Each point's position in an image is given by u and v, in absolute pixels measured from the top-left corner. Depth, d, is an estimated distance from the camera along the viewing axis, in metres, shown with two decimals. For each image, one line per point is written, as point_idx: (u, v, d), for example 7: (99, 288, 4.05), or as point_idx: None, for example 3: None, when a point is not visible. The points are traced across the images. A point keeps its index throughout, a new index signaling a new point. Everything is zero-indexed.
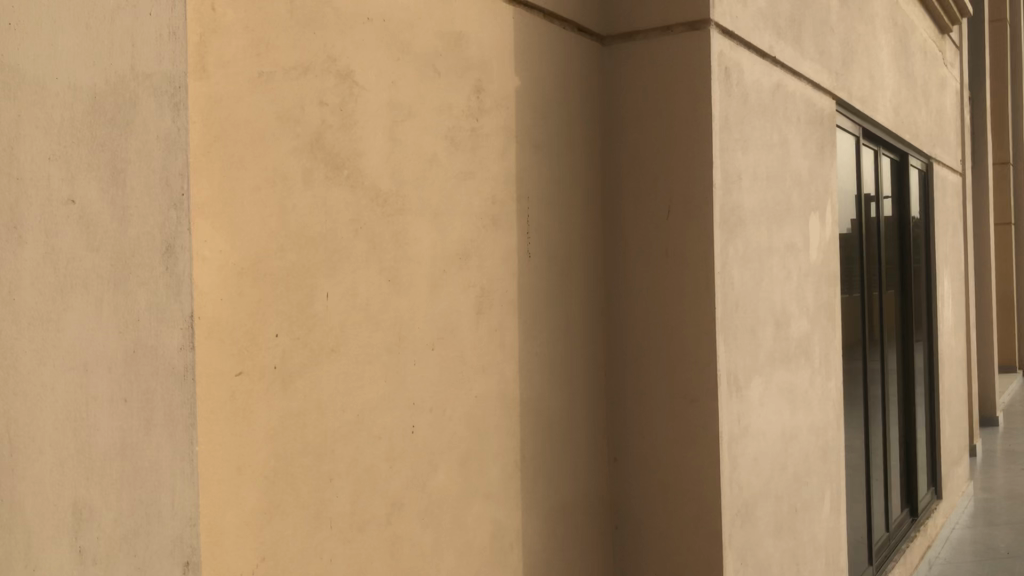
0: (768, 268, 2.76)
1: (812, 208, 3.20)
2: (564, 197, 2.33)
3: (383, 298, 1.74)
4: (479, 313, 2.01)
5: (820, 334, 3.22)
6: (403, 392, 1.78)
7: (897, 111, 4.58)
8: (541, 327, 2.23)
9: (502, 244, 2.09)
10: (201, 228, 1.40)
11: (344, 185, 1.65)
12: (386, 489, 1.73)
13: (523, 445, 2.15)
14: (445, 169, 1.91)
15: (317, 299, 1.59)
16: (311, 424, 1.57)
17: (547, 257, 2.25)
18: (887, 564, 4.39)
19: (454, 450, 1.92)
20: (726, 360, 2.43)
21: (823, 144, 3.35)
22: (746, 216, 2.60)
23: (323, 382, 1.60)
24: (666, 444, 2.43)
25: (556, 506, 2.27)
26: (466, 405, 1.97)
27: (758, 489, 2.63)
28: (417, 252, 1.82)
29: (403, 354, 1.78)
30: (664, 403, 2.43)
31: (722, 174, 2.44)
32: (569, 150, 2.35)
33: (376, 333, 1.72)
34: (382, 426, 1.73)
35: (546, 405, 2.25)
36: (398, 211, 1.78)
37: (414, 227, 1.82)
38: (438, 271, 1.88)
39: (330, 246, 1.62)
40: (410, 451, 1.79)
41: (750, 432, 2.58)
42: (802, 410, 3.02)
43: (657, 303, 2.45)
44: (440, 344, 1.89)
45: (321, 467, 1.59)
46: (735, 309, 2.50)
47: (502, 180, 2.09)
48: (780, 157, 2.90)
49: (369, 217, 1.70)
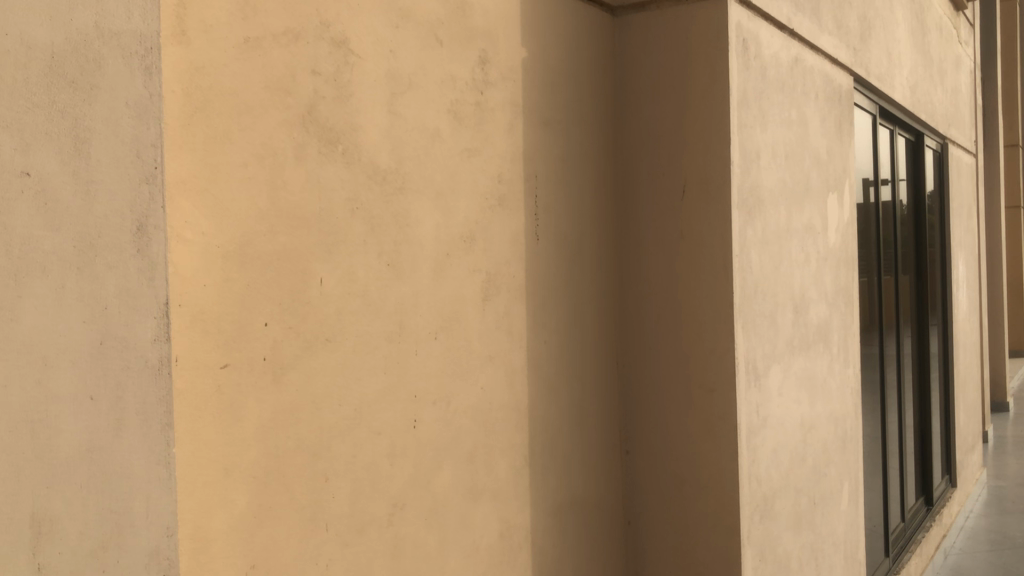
0: (787, 251, 2.64)
1: (831, 189, 3.07)
2: (574, 177, 2.20)
3: (383, 284, 1.61)
4: (485, 300, 1.89)
5: (839, 319, 3.10)
6: (405, 385, 1.66)
7: (914, 89, 4.44)
8: (551, 315, 2.11)
9: (509, 226, 1.96)
10: (182, 207, 1.28)
11: (340, 162, 1.53)
12: (387, 488, 1.62)
13: (532, 438, 2.04)
14: (449, 146, 1.79)
15: (312, 285, 1.47)
16: (306, 421, 1.46)
17: (556, 241, 2.13)
18: (904, 555, 4.28)
19: (460, 445, 1.81)
20: (744, 347, 2.31)
21: (841, 123, 3.21)
22: (765, 197, 2.48)
23: (318, 375, 1.48)
24: (682, 436, 2.32)
25: (567, 503, 2.16)
26: (473, 397, 1.85)
27: (777, 482, 2.52)
28: (420, 235, 1.70)
29: (405, 343, 1.66)
30: (680, 394, 2.32)
31: (741, 151, 2.32)
32: (579, 126, 2.22)
33: (376, 321, 1.60)
34: (383, 421, 1.61)
35: (557, 397, 2.13)
36: (399, 190, 1.66)
37: (416, 208, 1.70)
38: (442, 254, 1.76)
39: (325, 228, 1.50)
40: (413, 448, 1.68)
41: (769, 422, 2.46)
42: (822, 398, 2.90)
43: (672, 288, 2.32)
44: (445, 332, 1.77)
45: (317, 466, 1.48)
46: (754, 294, 2.38)
47: (509, 158, 1.97)
48: (798, 136, 2.77)
49: (367, 196, 1.58)
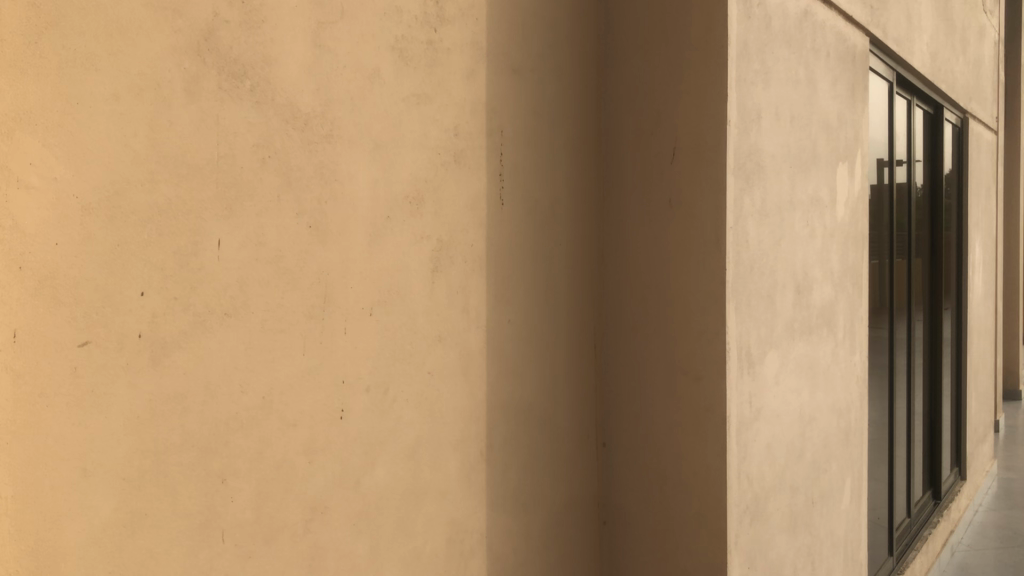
0: (788, 225, 2.37)
1: (841, 158, 2.80)
2: (548, 135, 1.94)
3: (303, 250, 1.37)
4: (436, 271, 1.63)
5: (845, 302, 2.84)
6: (331, 369, 1.42)
7: (935, 57, 4.14)
8: (517, 291, 1.86)
9: (466, 186, 1.71)
10: (27, 146, 1.03)
11: (245, 101, 1.28)
12: (303, 490, 1.38)
13: (491, 428, 1.79)
14: (392, 90, 1.53)
15: (207, 248, 1.23)
16: (196, 411, 1.22)
17: (525, 207, 1.88)
18: (909, 552, 4.02)
19: (401, 438, 1.56)
20: (737, 332, 2.05)
21: (854, 86, 2.93)
22: (765, 163, 2.21)
23: (214, 356, 1.24)
24: (664, 429, 2.07)
25: (532, 500, 1.91)
26: (420, 383, 1.60)
27: (771, 480, 2.27)
28: (353, 193, 1.45)
29: (331, 320, 1.41)
30: (663, 381, 2.07)
31: (739, 109, 2.05)
32: (555, 80, 1.97)
33: (292, 293, 1.35)
34: (300, 411, 1.37)
35: (522, 383, 1.88)
36: (325, 138, 1.40)
37: (348, 161, 1.44)
38: (380, 217, 1.51)
39: (228, 181, 1.25)
40: (338, 442, 1.44)
41: (763, 415, 2.21)
42: (823, 388, 2.65)
43: (658, 263, 2.06)
44: (383, 308, 1.52)
45: (210, 464, 1.24)
46: (750, 271, 2.12)
47: (469, 108, 1.71)
48: (805, 97, 2.50)
49: (282, 143, 1.33)
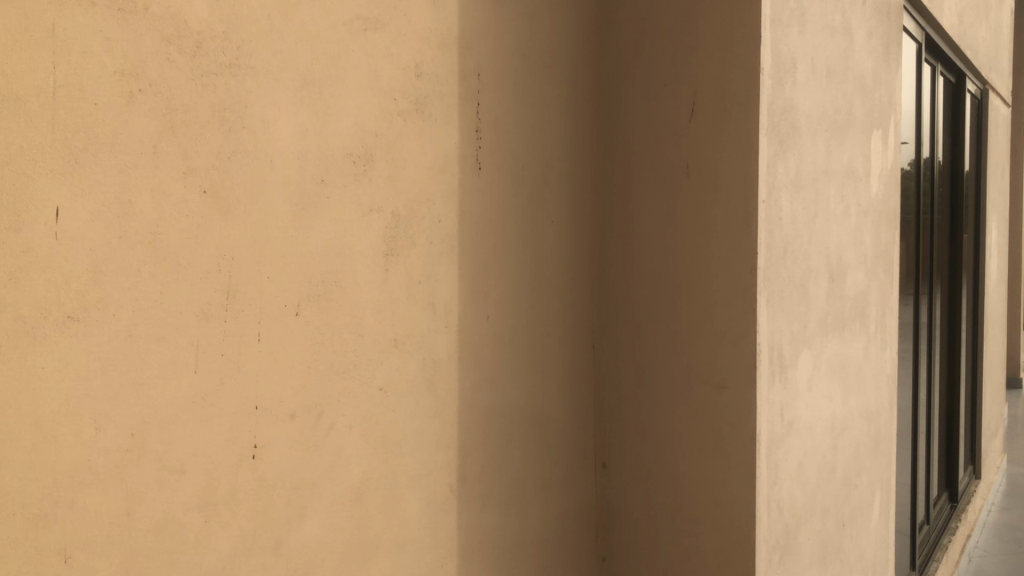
0: (823, 200, 1.99)
1: (875, 123, 2.42)
2: (537, 86, 1.55)
3: (194, 225, 0.97)
4: (391, 254, 1.24)
5: (877, 291, 2.46)
6: (239, 390, 1.02)
7: (962, 19, 3.75)
8: (497, 279, 1.47)
9: (432, 142, 1.31)
10: None
11: (102, 6, 0.88)
12: (196, 559, 0.99)
13: (463, 455, 1.40)
14: (327, 10, 1.13)
15: (35, 221, 0.83)
16: (21, 460, 0.82)
17: (508, 172, 1.48)
18: (931, 563, 3.67)
19: (341, 479, 1.17)
20: (770, 329, 1.67)
21: (888, 41, 2.54)
22: (801, 124, 1.82)
23: (49, 378, 0.84)
24: (679, 449, 1.69)
25: (513, 539, 1.53)
26: (370, 403, 1.21)
27: (802, 505, 1.90)
28: (271, 147, 1.05)
29: (237, 323, 1.02)
30: (676, 391, 1.69)
31: (773, 55, 1.66)
32: (546, 18, 1.57)
33: (177, 285, 0.95)
34: (191, 451, 0.97)
35: (502, 395, 1.49)
36: (227, 70, 1.00)
37: (262, 103, 1.04)
38: (313, 181, 1.11)
39: (71, 123, 0.85)
40: (249, 489, 1.04)
41: (795, 427, 1.84)
42: (855, 392, 2.28)
43: (672, 244, 1.67)
44: (317, 305, 1.12)
45: (48, 536, 0.84)
46: (784, 256, 1.73)
47: (436, 43, 1.31)
48: (842, 49, 2.11)
49: (159, 72, 0.93)
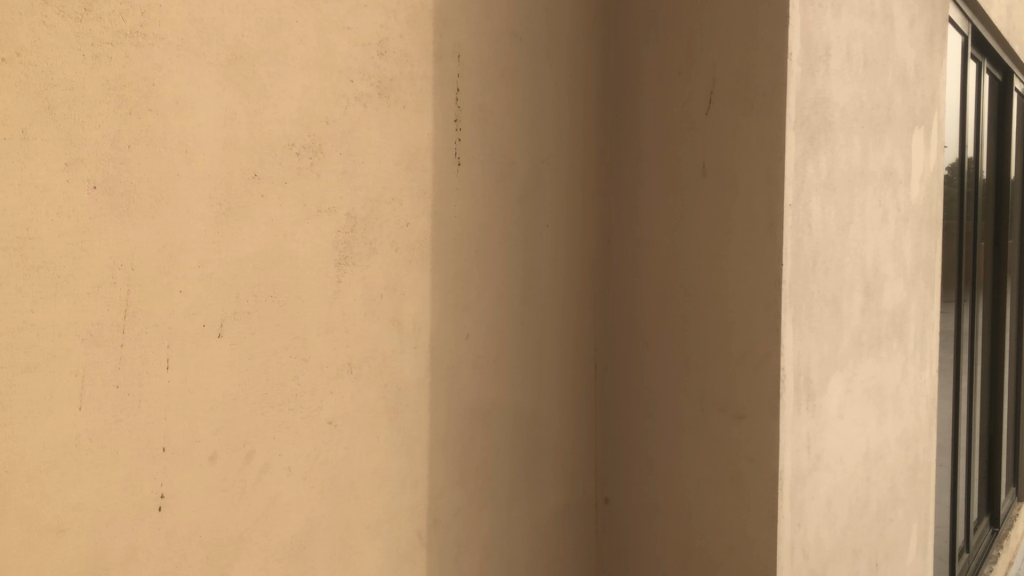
0: (858, 206, 1.78)
1: (916, 120, 2.19)
2: (529, 72, 1.36)
3: (79, 227, 0.78)
4: (346, 264, 1.06)
5: (916, 305, 2.24)
6: (139, 429, 0.84)
7: (1010, 12, 3.50)
8: (479, 291, 1.28)
9: (398, 133, 1.12)
10: None
11: None
12: None
13: (436, 494, 1.22)
14: None
15: None
16: None
17: (493, 168, 1.29)
18: None
19: (275, 530, 0.99)
20: (795, 352, 1.46)
21: (932, 31, 2.32)
22: (834, 120, 1.62)
23: None
24: (691, 486, 1.49)
25: None
26: (315, 439, 1.03)
27: (830, 546, 1.69)
28: (187, 134, 0.87)
29: (136, 347, 0.83)
30: (686, 419, 1.49)
31: (804, 39, 1.45)
32: None
33: (55, 303, 0.77)
34: (74, 504, 0.79)
35: (484, 423, 1.31)
36: (127, 40, 0.81)
37: (175, 80, 0.86)
38: (242, 177, 0.93)
39: None
40: (154, 546, 0.86)
41: (824, 460, 1.63)
42: (891, 418, 2.06)
43: (686, 252, 1.47)
44: (246, 325, 0.94)
45: None
46: (813, 268, 1.53)
47: (405, 17, 1.12)
48: (881, 36, 1.89)
49: (33, 37, 0.74)
